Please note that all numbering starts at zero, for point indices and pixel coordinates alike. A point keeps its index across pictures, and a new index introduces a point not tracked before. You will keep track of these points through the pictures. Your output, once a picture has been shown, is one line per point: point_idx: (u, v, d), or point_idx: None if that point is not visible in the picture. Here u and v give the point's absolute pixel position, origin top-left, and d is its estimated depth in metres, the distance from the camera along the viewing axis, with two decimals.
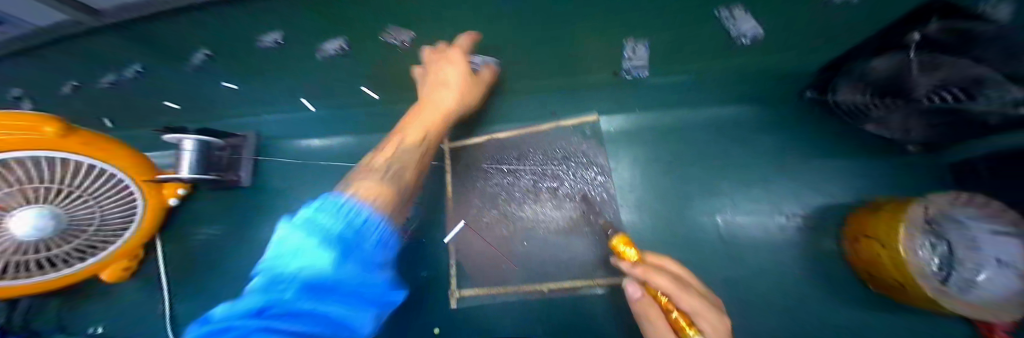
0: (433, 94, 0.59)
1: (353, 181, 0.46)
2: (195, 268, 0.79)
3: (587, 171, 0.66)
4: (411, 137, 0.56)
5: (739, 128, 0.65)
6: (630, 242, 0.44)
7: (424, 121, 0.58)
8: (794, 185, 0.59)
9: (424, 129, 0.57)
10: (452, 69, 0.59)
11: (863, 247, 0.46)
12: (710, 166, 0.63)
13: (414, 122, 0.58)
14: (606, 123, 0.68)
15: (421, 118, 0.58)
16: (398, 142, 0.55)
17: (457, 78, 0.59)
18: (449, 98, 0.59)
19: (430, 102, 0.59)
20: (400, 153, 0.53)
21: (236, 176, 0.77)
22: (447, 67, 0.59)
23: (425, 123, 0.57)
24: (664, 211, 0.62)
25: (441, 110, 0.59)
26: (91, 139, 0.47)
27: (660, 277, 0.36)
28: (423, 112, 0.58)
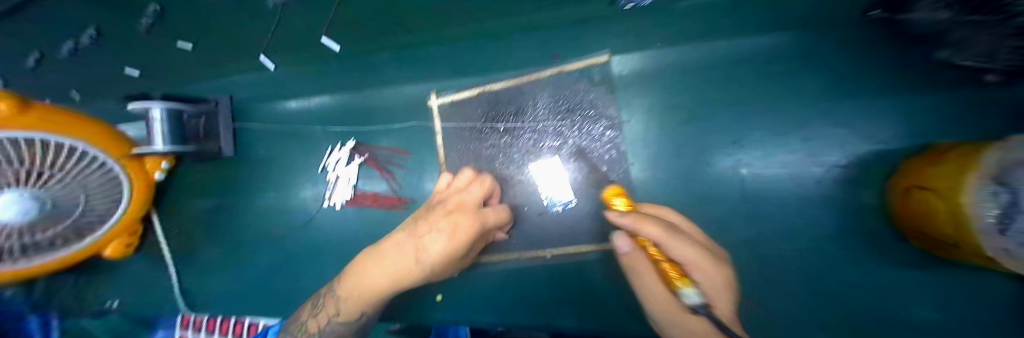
0: (413, 237, 0.46)
1: (315, 307, 0.54)
2: (195, 241, 0.78)
3: (596, 125, 0.58)
4: (339, 315, 0.50)
5: (778, 65, 0.54)
6: (621, 194, 0.44)
7: (362, 295, 0.48)
8: (839, 132, 0.51)
9: (367, 291, 0.47)
10: (447, 222, 0.44)
11: (915, 199, 0.40)
12: (740, 113, 0.54)
13: (370, 269, 0.47)
14: (619, 66, 0.58)
15: (366, 285, 0.47)
16: (353, 275, 0.50)
17: (446, 239, 0.43)
18: (403, 267, 0.45)
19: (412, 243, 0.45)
20: (347, 310, 0.49)
21: (217, 147, 0.71)
22: (447, 215, 0.45)
23: (354, 302, 0.49)
24: (681, 167, 0.56)
25: (409, 271, 0.44)
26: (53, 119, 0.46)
27: (651, 226, 0.34)
28: (381, 261, 0.47)
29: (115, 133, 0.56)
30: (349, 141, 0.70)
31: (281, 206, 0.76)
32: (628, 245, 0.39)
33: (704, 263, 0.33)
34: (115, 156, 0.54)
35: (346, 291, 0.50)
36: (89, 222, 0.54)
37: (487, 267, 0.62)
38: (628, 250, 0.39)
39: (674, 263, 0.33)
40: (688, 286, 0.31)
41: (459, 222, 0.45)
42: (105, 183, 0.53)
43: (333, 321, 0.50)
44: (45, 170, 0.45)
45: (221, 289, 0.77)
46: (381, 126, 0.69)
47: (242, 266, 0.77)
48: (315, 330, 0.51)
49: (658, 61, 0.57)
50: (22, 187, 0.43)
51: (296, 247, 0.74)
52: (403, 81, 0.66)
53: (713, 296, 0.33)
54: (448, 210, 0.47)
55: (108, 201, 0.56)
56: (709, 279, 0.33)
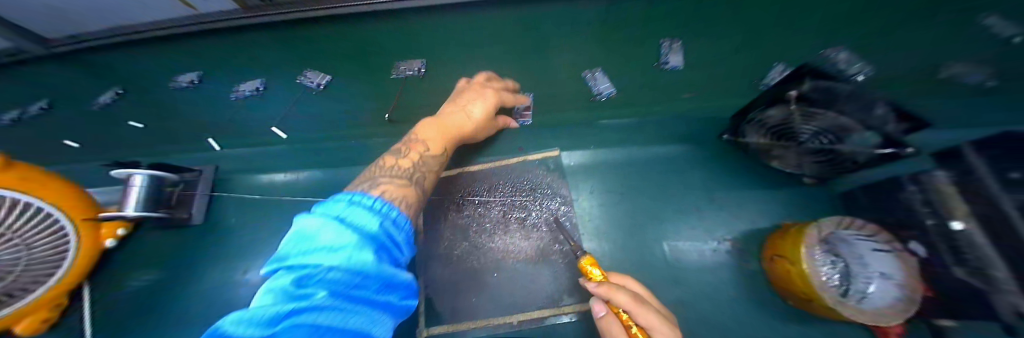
0: (459, 106, 0.65)
1: (397, 156, 0.56)
2: (121, 322, 0.70)
3: (552, 202, 0.72)
4: (429, 150, 0.58)
5: (678, 163, 0.74)
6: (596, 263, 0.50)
7: (441, 137, 0.61)
8: (725, 213, 0.68)
9: (445, 137, 0.61)
10: (481, 105, 0.64)
11: (778, 265, 0.55)
12: (660, 196, 0.71)
13: (440, 122, 0.62)
14: (568, 158, 0.75)
15: (440, 129, 0.61)
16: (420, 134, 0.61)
17: (481, 108, 0.64)
18: (462, 121, 0.63)
19: (443, 122, 0.63)
20: (436, 145, 0.59)
21: (186, 213, 0.74)
22: (479, 101, 0.65)
23: (439, 139, 0.60)
24: (621, 238, 0.68)
25: (462, 125, 0.63)
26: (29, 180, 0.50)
27: (621, 294, 0.42)
28: (440, 122, 0.62)
29: (81, 195, 0.59)
30: None
31: (240, 277, 0.73)
32: (604, 309, 0.46)
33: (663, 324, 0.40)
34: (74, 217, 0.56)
35: (425, 139, 0.60)
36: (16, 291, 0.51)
37: (453, 336, 0.63)
38: (604, 313, 0.46)
39: (642, 327, 0.40)
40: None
41: (479, 89, 0.67)
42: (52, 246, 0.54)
43: (426, 157, 0.57)
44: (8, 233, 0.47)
45: None
46: None
47: None
48: (410, 165, 0.54)
49: (597, 156, 0.75)
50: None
51: None
52: None
53: None
54: (479, 94, 0.66)
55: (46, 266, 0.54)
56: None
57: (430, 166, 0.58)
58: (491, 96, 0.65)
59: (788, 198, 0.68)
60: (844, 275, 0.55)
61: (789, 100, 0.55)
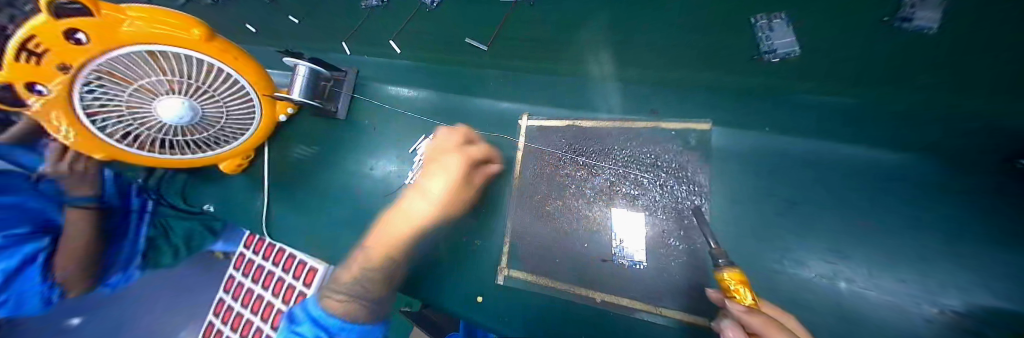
0: (417, 187, 0.63)
1: (356, 263, 0.62)
2: (286, 179, 0.90)
3: (679, 187, 0.58)
4: (368, 262, 0.60)
5: (906, 184, 0.49)
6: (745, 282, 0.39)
7: (382, 245, 0.61)
8: (983, 280, 0.42)
9: (390, 241, 0.61)
10: (441, 183, 0.59)
11: None
12: (855, 223, 0.50)
13: (382, 228, 0.64)
14: (718, 137, 0.58)
15: (379, 241, 0.62)
16: (375, 232, 0.65)
17: (441, 188, 0.60)
18: (424, 205, 0.61)
19: (421, 191, 0.61)
20: (374, 256, 0.61)
21: (333, 108, 0.84)
22: (438, 176, 0.60)
23: (380, 250, 0.61)
24: (766, 258, 0.52)
25: (400, 234, 0.61)
26: (229, 48, 0.56)
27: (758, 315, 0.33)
28: (397, 213, 0.63)
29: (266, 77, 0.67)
30: (440, 134, 0.77)
31: (361, 174, 0.83)
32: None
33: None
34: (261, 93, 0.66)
35: (371, 247, 0.62)
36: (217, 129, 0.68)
37: (533, 289, 0.63)
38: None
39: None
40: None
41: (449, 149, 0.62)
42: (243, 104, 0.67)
43: (364, 272, 0.59)
44: (201, 87, 0.56)
45: (285, 225, 0.86)
46: (470, 129, 0.76)
47: (309, 212, 0.85)
48: (354, 279, 0.59)
49: (762, 144, 0.57)
50: (184, 95, 0.55)
51: (359, 210, 0.80)
52: (503, 97, 0.74)
53: None
54: (438, 163, 0.62)
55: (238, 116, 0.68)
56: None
57: (370, 280, 0.59)
58: (449, 169, 0.60)
59: None
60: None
61: None
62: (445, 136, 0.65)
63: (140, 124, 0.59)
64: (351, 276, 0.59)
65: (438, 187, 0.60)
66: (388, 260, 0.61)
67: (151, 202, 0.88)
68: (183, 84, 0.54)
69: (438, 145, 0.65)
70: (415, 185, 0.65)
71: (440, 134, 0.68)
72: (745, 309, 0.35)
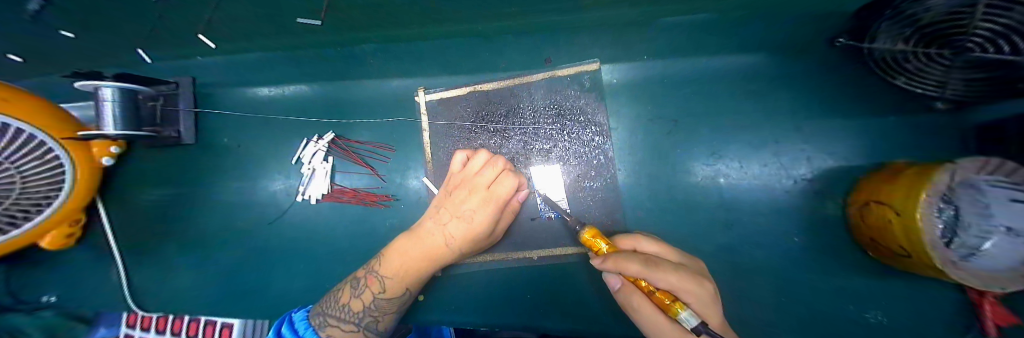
0: (452, 213, 0.49)
1: (355, 287, 0.49)
2: (145, 236, 0.70)
3: (585, 130, 0.59)
4: (384, 292, 0.47)
5: (755, 84, 0.57)
6: (599, 234, 0.38)
7: (402, 275, 0.48)
8: (807, 149, 0.54)
9: (418, 266, 0.48)
10: (477, 201, 0.48)
11: (872, 213, 0.44)
12: (728, 126, 0.56)
13: (399, 255, 0.49)
14: (609, 74, 0.59)
15: (400, 266, 0.48)
16: (382, 262, 0.49)
17: (482, 216, 0.48)
18: (440, 241, 0.48)
19: (461, 218, 0.49)
20: (392, 286, 0.47)
21: (174, 133, 0.65)
22: (474, 195, 0.49)
23: (399, 280, 0.47)
24: (665, 176, 0.57)
25: (437, 252, 0.48)
26: None
27: (631, 263, 0.30)
28: (416, 242, 0.49)
29: (63, 118, 0.52)
30: (327, 134, 0.65)
31: (248, 201, 0.69)
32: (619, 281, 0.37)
33: (688, 283, 0.31)
34: (58, 138, 0.49)
35: (385, 274, 0.48)
36: (22, 212, 0.48)
37: (474, 269, 0.60)
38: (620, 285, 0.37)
39: (664, 291, 0.30)
40: (684, 310, 0.28)
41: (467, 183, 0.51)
42: (46, 172, 0.48)
43: (378, 302, 0.47)
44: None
45: (165, 290, 0.69)
46: (364, 120, 0.66)
47: (193, 264, 0.69)
48: (360, 310, 0.47)
49: (647, 72, 0.58)
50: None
51: (260, 243, 0.68)
52: (390, 75, 0.64)
53: (709, 316, 0.31)
54: (473, 188, 0.50)
55: (47, 188, 0.50)
56: (698, 298, 0.30)
57: (384, 309, 0.48)
58: (486, 192, 0.49)
59: (900, 132, 0.52)
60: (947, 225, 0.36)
61: None
62: (468, 161, 0.54)
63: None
64: (360, 305, 0.47)
65: (481, 214, 0.48)
66: (405, 292, 0.49)
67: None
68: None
69: (468, 181, 0.51)
70: (442, 205, 0.51)
71: (459, 157, 0.55)
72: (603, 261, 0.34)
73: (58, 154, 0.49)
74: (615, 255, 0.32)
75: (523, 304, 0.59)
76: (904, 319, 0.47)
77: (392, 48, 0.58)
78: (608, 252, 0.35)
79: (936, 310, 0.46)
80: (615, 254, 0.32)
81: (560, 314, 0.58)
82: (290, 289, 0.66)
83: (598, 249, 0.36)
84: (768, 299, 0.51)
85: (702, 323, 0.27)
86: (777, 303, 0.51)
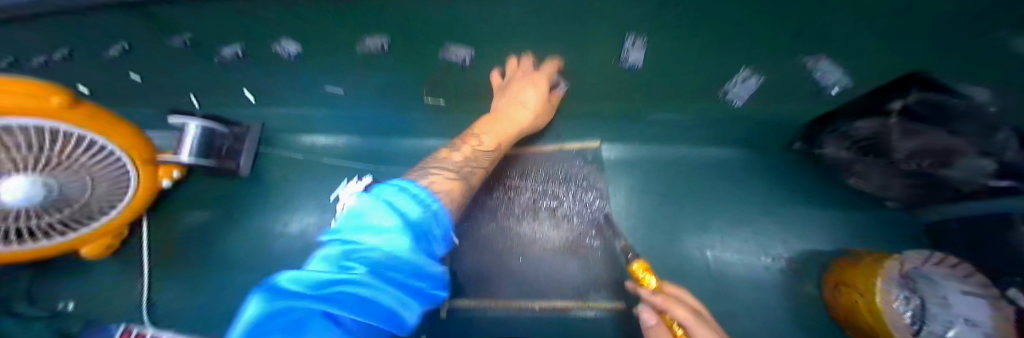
0: (514, 97, 0.62)
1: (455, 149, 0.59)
2: (174, 255, 0.75)
3: (587, 194, 0.69)
4: (485, 145, 0.61)
5: (727, 170, 0.69)
6: (649, 269, 0.48)
7: (498, 132, 0.61)
8: (773, 228, 0.64)
9: (505, 132, 0.62)
10: (533, 92, 0.61)
11: (844, 296, 0.49)
12: (706, 202, 0.67)
13: (493, 122, 0.63)
14: (607, 151, 0.72)
15: (494, 126, 0.62)
16: (483, 133, 0.62)
17: (536, 99, 0.62)
18: (525, 114, 0.62)
19: (518, 104, 0.62)
20: (491, 141, 0.61)
21: (235, 165, 0.76)
22: (516, 107, 0.62)
23: (497, 137, 0.61)
24: (661, 243, 0.64)
25: (511, 132, 0.63)
26: (93, 114, 0.44)
27: (680, 309, 0.39)
28: (507, 116, 0.63)
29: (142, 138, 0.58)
30: (366, 177, 0.76)
31: (282, 231, 0.76)
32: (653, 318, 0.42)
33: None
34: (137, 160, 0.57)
35: (484, 133, 0.62)
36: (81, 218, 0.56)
37: (475, 312, 0.60)
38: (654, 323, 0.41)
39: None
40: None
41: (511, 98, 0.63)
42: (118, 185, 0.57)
43: (481, 154, 0.60)
44: (63, 161, 0.42)
45: (170, 311, 0.70)
46: (397, 169, 0.77)
47: (209, 288, 0.72)
48: (460, 161, 0.57)
49: (638, 151, 0.71)
50: (25, 172, 0.38)
51: (279, 272, 0.72)
52: (427, 136, 0.78)
53: None
54: (520, 100, 0.62)
55: (108, 200, 0.58)
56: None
57: (482, 162, 0.61)
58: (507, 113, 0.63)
59: (856, 224, 0.62)
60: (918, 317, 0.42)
61: (890, 112, 0.51)
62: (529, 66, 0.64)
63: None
64: (461, 158, 0.58)
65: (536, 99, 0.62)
66: (498, 148, 0.62)
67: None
68: (24, 157, 0.38)
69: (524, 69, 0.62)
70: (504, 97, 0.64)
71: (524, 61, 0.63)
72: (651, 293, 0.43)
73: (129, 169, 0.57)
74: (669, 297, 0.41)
75: None
76: None
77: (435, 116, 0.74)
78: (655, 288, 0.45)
79: None
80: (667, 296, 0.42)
81: None
82: None
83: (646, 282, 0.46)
84: None
85: None
86: None
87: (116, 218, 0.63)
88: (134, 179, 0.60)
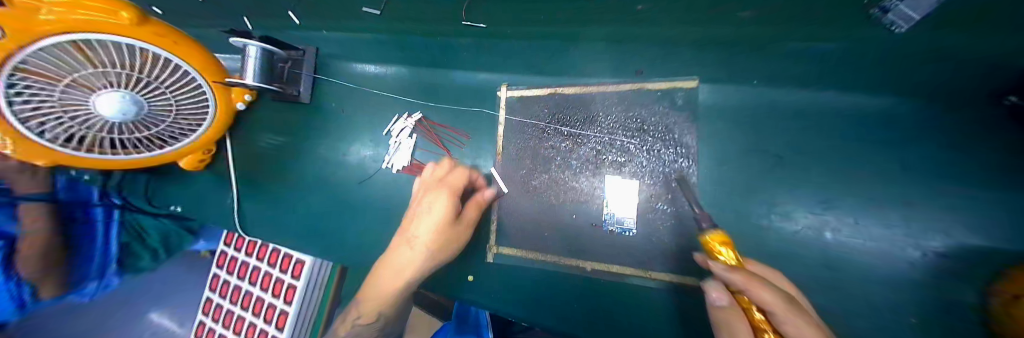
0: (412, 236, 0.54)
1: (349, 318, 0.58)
2: (254, 174, 0.83)
3: (667, 150, 0.56)
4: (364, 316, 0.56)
5: (894, 132, 0.49)
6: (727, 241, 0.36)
7: (380, 301, 0.55)
8: (956, 219, 0.45)
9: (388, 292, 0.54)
10: (426, 225, 0.53)
11: (1018, 310, 0.36)
12: (836, 173, 0.50)
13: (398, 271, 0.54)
14: (704, 95, 0.56)
15: (386, 288, 0.54)
16: (365, 295, 0.56)
17: (435, 226, 0.53)
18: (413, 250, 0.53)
19: (410, 245, 0.54)
20: (369, 310, 0.56)
21: (295, 92, 0.75)
22: (430, 213, 0.54)
23: (376, 305, 0.55)
24: (752, 216, 0.52)
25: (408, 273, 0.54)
26: (162, 31, 0.48)
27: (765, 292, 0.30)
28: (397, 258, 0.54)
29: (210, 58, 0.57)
30: (415, 113, 0.72)
31: (339, 161, 0.79)
32: (724, 298, 0.34)
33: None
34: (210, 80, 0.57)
35: (364, 299, 0.56)
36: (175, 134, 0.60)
37: (521, 263, 0.62)
38: (721, 303, 0.34)
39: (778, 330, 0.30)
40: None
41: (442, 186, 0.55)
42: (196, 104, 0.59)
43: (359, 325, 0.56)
44: (151, 81, 0.49)
45: (261, 220, 0.81)
46: (447, 106, 0.71)
47: (286, 205, 0.80)
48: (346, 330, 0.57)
49: (750, 99, 0.54)
50: (125, 89, 0.46)
51: (340, 199, 0.77)
52: (479, 68, 0.68)
53: None
54: (430, 200, 0.55)
55: (193, 119, 0.60)
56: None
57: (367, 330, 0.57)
58: (430, 214, 0.53)
59: None
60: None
61: None
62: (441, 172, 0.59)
63: (71, 122, 0.48)
64: (346, 327, 0.57)
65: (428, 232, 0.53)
66: (380, 317, 0.56)
67: (117, 210, 0.74)
68: (123, 77, 0.46)
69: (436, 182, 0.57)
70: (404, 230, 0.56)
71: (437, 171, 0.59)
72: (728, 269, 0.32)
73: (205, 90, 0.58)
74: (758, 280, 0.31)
75: (569, 312, 0.59)
76: None
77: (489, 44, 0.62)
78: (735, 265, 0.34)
79: None
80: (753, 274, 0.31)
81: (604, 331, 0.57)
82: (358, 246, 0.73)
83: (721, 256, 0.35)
84: None
85: None
86: None
87: (199, 138, 0.66)
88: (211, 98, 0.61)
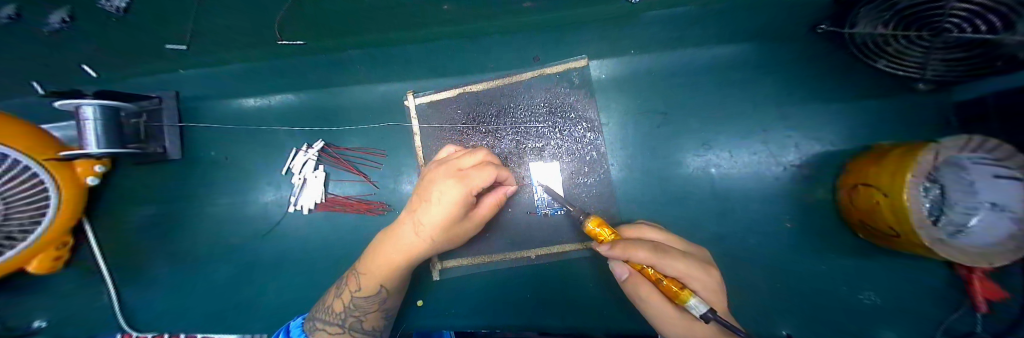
0: (421, 198, 0.42)
1: (338, 286, 0.48)
2: (136, 257, 0.68)
3: (576, 127, 0.59)
4: (361, 290, 0.45)
5: (741, 73, 0.58)
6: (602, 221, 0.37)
7: (382, 272, 0.44)
8: (794, 136, 0.56)
9: (392, 264, 0.44)
10: (447, 182, 0.39)
11: (861, 196, 0.44)
12: (711, 116, 0.58)
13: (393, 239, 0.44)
14: (597, 69, 0.60)
15: (378, 263, 0.44)
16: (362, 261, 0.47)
17: (448, 201, 0.39)
18: (415, 235, 0.42)
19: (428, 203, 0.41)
20: (369, 283, 0.45)
21: (159, 148, 0.62)
22: (440, 178, 0.41)
23: (378, 277, 0.44)
24: (657, 168, 0.58)
25: (414, 249, 0.43)
26: None
27: (640, 249, 0.31)
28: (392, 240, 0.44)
29: (32, 132, 0.46)
30: (317, 142, 0.65)
31: (243, 213, 0.69)
32: (626, 270, 0.36)
33: (692, 271, 0.33)
34: (39, 159, 0.44)
35: (364, 273, 0.45)
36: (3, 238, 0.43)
37: (469, 271, 0.60)
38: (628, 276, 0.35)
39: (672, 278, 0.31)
40: (692, 297, 0.29)
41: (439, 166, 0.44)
42: (27, 194, 0.44)
43: (356, 301, 0.45)
44: None
45: (161, 308, 0.67)
46: (355, 127, 0.65)
47: (192, 280, 0.68)
48: (342, 309, 0.45)
49: (635, 67, 0.59)
50: None
51: (258, 254, 0.68)
52: (377, 80, 0.63)
53: (714, 301, 0.33)
54: (440, 172, 0.42)
55: (30, 212, 0.45)
56: (704, 284, 0.33)
57: (369, 307, 0.46)
58: (456, 174, 0.40)
59: (881, 115, 0.54)
60: (936, 204, 0.41)
61: None
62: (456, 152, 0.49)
63: None
64: (341, 305, 0.46)
65: (449, 197, 0.39)
66: (382, 290, 0.45)
67: None
68: None
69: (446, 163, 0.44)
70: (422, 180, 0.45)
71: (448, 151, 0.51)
72: (608, 248, 0.33)
73: (41, 176, 0.45)
74: (625, 241, 0.32)
75: (525, 304, 0.59)
76: (895, 296, 0.49)
77: (377, 56, 0.56)
78: (613, 239, 0.34)
79: (921, 285, 0.48)
80: (624, 240, 0.32)
81: (563, 312, 0.58)
82: (291, 301, 0.65)
83: (603, 239, 0.35)
84: (764, 282, 0.53)
85: (710, 309, 0.28)
86: (773, 285, 0.53)
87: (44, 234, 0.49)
88: (49, 182, 0.46)
